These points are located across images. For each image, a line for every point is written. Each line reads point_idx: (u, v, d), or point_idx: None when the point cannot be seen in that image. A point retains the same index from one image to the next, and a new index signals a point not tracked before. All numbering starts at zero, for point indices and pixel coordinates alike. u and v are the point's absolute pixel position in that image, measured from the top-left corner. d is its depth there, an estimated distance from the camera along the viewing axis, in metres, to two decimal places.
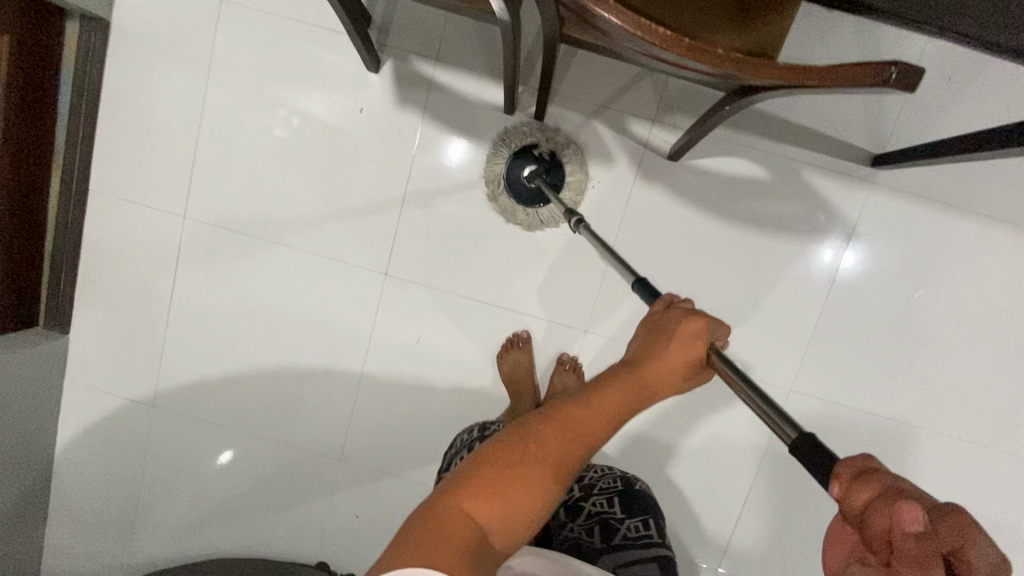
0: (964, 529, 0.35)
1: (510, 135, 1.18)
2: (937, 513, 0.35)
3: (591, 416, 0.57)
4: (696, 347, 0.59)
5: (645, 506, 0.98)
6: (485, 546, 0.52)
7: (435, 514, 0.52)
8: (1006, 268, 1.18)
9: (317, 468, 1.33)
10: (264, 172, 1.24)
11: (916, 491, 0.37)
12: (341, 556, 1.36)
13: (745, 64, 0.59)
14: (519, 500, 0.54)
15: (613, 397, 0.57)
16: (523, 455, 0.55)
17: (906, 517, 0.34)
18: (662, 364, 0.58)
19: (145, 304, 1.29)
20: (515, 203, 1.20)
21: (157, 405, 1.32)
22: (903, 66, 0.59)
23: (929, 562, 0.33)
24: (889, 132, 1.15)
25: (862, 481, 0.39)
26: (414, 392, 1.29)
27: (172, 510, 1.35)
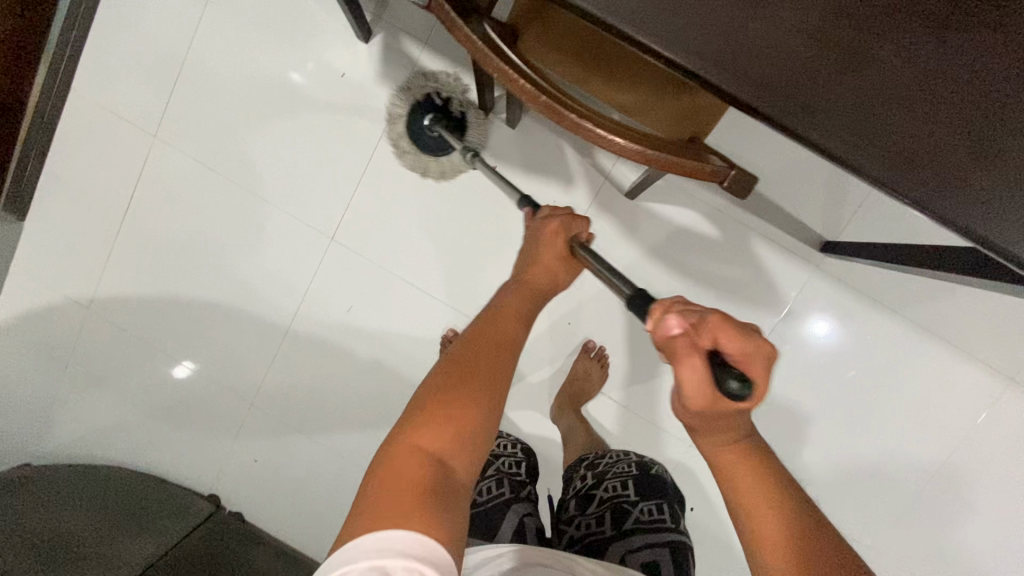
0: (721, 326, 0.48)
1: (413, 85, 1.19)
2: (702, 323, 0.49)
3: (504, 319, 0.60)
4: (560, 242, 0.74)
5: (659, 489, 0.97)
6: (447, 480, 0.50)
7: (391, 467, 0.49)
8: (924, 382, 1.19)
9: (227, 405, 1.37)
10: (239, 111, 1.26)
11: (694, 307, 0.50)
12: (233, 496, 1.40)
13: (592, 133, 0.57)
14: (470, 422, 0.52)
15: (517, 299, 0.64)
16: (466, 378, 0.54)
17: (670, 323, 0.49)
18: (541, 266, 0.70)
19: (102, 211, 1.32)
20: (422, 153, 1.21)
21: (92, 308, 1.36)
22: (735, 170, 0.66)
23: (687, 352, 0.48)
24: (847, 222, 1.14)
25: (656, 309, 0.52)
26: (336, 358, 1.33)
27: (86, 410, 1.39)
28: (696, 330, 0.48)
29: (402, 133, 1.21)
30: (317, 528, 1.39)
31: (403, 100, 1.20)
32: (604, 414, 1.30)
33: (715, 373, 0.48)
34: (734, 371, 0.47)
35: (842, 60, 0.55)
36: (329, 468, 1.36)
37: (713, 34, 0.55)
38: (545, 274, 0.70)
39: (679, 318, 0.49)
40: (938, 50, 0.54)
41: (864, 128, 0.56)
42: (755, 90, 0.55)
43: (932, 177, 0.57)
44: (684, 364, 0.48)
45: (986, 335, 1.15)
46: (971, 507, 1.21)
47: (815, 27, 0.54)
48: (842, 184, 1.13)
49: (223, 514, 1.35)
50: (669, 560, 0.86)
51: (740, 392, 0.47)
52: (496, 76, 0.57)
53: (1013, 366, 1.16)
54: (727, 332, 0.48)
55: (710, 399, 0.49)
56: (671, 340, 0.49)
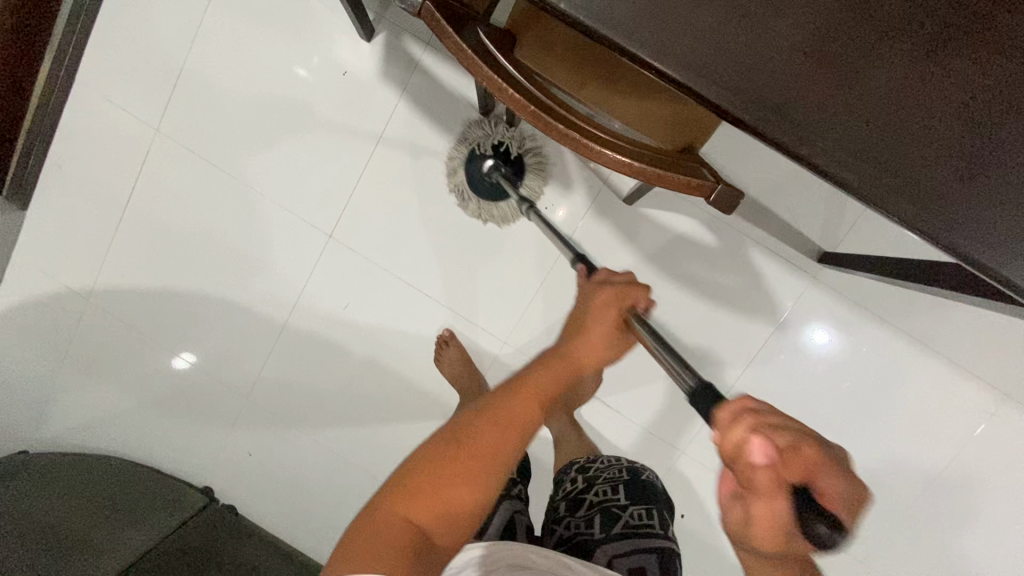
0: (812, 460, 0.44)
1: (472, 129, 1.19)
2: (793, 450, 0.44)
3: (525, 397, 0.59)
4: (613, 314, 0.66)
5: (648, 495, 0.97)
6: (427, 548, 0.50)
7: (375, 524, 0.50)
8: (917, 395, 1.18)
9: (223, 398, 1.38)
10: (240, 106, 1.26)
11: (783, 429, 0.45)
12: (225, 488, 1.41)
13: (580, 143, 0.57)
14: (458, 500, 0.53)
15: (546, 377, 0.61)
16: (467, 455, 0.54)
17: (752, 449, 0.45)
18: (585, 340, 0.64)
19: (103, 202, 1.33)
20: (483, 199, 1.21)
21: (91, 298, 1.37)
22: (721, 183, 0.64)
23: (769, 483, 0.44)
24: (844, 232, 1.14)
25: (734, 420, 0.47)
26: (331, 354, 1.34)
27: (83, 399, 1.40)
28: (785, 462, 0.44)
29: (463, 182, 1.21)
30: (307, 523, 1.39)
31: (462, 147, 1.20)
32: (596, 417, 1.29)
33: (805, 517, 0.43)
34: (828, 517, 0.42)
35: (834, 79, 0.55)
36: (321, 464, 1.37)
37: (703, 48, 0.55)
38: (591, 350, 0.64)
39: (765, 445, 0.44)
40: (925, 70, 0.55)
41: (861, 151, 0.56)
42: (748, 104, 0.55)
43: (929, 203, 0.56)
44: (764, 498, 0.44)
45: (981, 350, 1.15)
46: (961, 522, 1.21)
47: (803, 44, 0.55)
48: (840, 194, 1.13)
49: (215, 505, 1.37)
50: (656, 565, 0.86)
51: (829, 538, 0.43)
52: (485, 84, 0.57)
53: (1007, 382, 1.15)
54: (819, 468, 0.44)
55: (784, 537, 0.45)
56: (755, 471, 0.44)
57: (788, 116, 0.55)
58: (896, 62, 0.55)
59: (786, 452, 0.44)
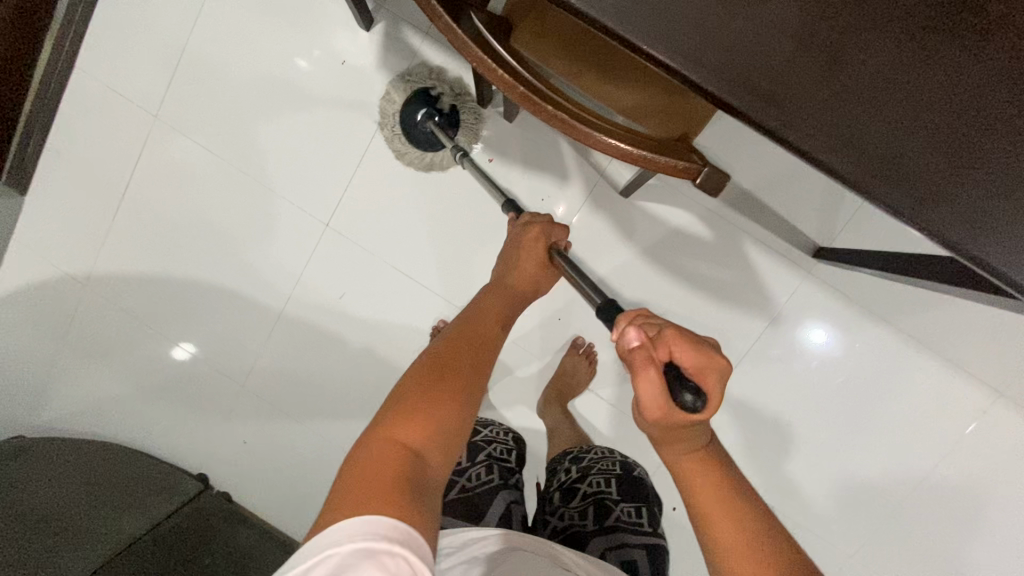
0: (678, 339, 0.51)
1: (412, 77, 1.20)
2: (659, 335, 0.52)
3: (484, 319, 0.66)
4: (541, 248, 0.80)
5: (640, 492, 0.97)
6: (423, 472, 0.50)
7: (367, 460, 0.49)
8: (910, 393, 1.19)
9: (219, 386, 1.38)
10: (239, 94, 1.26)
11: (657, 323, 0.53)
12: (220, 476, 1.42)
13: (570, 127, 0.57)
14: (446, 419, 0.54)
15: (493, 304, 0.69)
16: (447, 376, 0.56)
17: (629, 335, 0.52)
18: (521, 269, 0.77)
19: (101, 188, 1.34)
20: (409, 142, 1.20)
21: (89, 284, 1.37)
22: (709, 167, 0.64)
23: (643, 364, 0.50)
24: (840, 229, 1.14)
25: (620, 321, 0.55)
26: (327, 344, 1.34)
27: (80, 385, 1.41)
28: (655, 342, 0.51)
29: (393, 124, 1.20)
30: (301, 513, 1.40)
31: (399, 92, 1.20)
32: (591, 411, 1.30)
33: (671, 385, 0.50)
34: (692, 385, 0.50)
35: (824, 64, 0.55)
36: (316, 454, 1.38)
37: (696, 35, 0.55)
38: (524, 274, 0.77)
39: (639, 330, 0.52)
40: (916, 58, 0.55)
41: (849, 135, 0.56)
42: (739, 90, 0.55)
43: (917, 188, 0.56)
44: (642, 376, 0.50)
45: (976, 349, 1.15)
46: (951, 521, 1.21)
47: (794, 30, 0.55)
48: (837, 190, 1.13)
49: (210, 493, 1.37)
50: (645, 561, 0.85)
51: (694, 404, 0.49)
52: (477, 67, 0.58)
53: (1000, 381, 1.15)
54: (683, 344, 0.51)
55: (663, 412, 0.50)
56: (630, 351, 0.52)
57: (778, 99, 0.55)
58: (886, 46, 0.55)
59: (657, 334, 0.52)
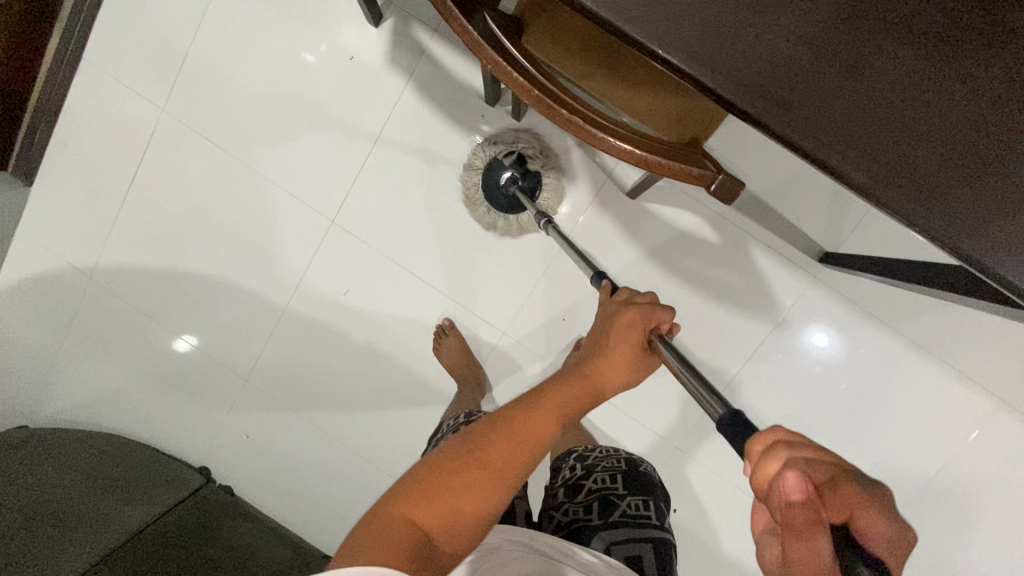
0: (857, 499, 0.38)
1: (499, 139, 1.20)
2: (826, 483, 0.39)
3: (544, 413, 0.59)
4: (636, 335, 0.68)
5: (645, 485, 0.97)
6: (431, 553, 0.50)
7: (382, 524, 0.50)
8: (914, 399, 1.18)
9: (222, 380, 1.39)
10: (246, 89, 1.26)
11: (819, 461, 0.40)
12: (223, 469, 1.42)
13: (584, 131, 0.57)
14: (471, 511, 0.53)
15: (561, 399, 0.61)
16: (479, 470, 0.54)
17: (789, 483, 0.38)
18: (609, 357, 0.66)
19: (107, 181, 1.34)
20: (493, 207, 1.21)
21: (94, 277, 1.37)
22: (722, 172, 0.64)
23: (812, 529, 0.37)
24: (848, 233, 1.13)
25: (764, 449, 0.44)
26: (331, 339, 1.34)
27: (84, 377, 1.41)
28: (824, 498, 0.38)
29: (476, 187, 1.21)
30: (304, 506, 1.40)
31: (483, 153, 1.19)
32: (594, 410, 1.30)
33: (844, 561, 0.37)
34: (873, 562, 0.36)
35: (839, 73, 0.55)
36: (318, 448, 1.38)
37: (711, 41, 0.55)
38: (614, 370, 0.66)
39: (801, 479, 0.38)
40: (933, 71, 0.55)
41: (864, 146, 0.55)
42: (755, 97, 0.55)
43: (932, 200, 0.56)
44: (803, 542, 0.37)
45: (981, 355, 1.15)
46: (954, 526, 1.21)
47: (809, 39, 0.55)
48: (844, 194, 1.12)
49: (212, 486, 1.38)
50: (652, 555, 0.86)
51: None
52: (490, 68, 0.57)
53: (1006, 387, 1.15)
54: (864, 508, 0.38)
55: None
56: (790, 506, 0.38)
57: (794, 109, 0.55)
58: (900, 59, 0.55)
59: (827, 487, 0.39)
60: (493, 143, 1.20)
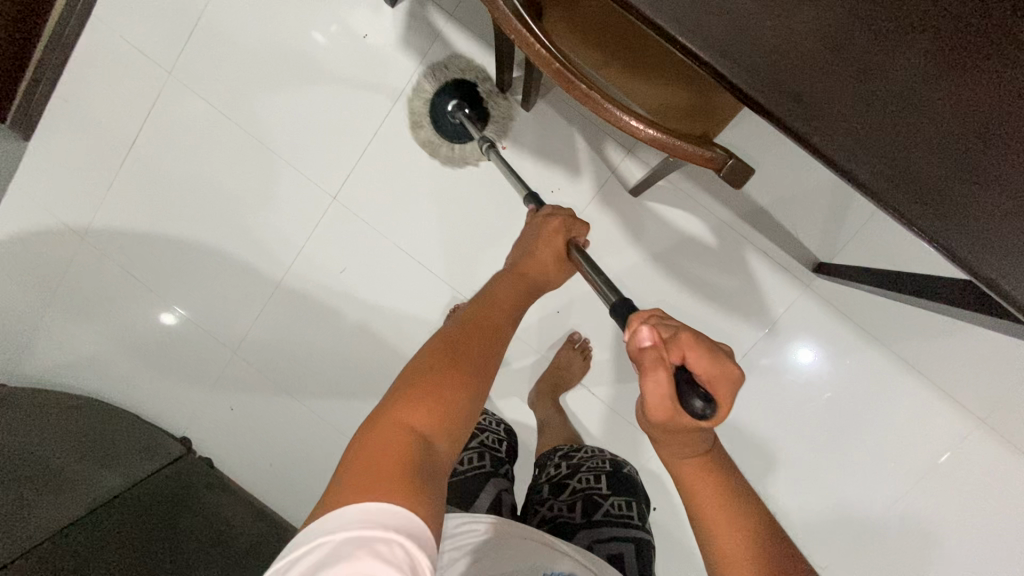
0: (692, 344, 0.49)
1: (452, 66, 1.19)
2: (671, 337, 0.50)
3: (495, 313, 0.63)
4: (558, 241, 0.77)
5: (629, 487, 0.98)
6: (431, 456, 0.50)
7: (378, 433, 0.49)
8: (895, 413, 1.21)
9: (210, 350, 1.37)
10: (256, 59, 1.25)
11: (667, 324, 0.52)
12: (203, 441, 1.41)
13: (598, 107, 0.58)
14: (452, 405, 0.53)
15: (506, 295, 0.67)
16: (448, 369, 0.54)
17: (639, 334, 0.51)
18: (538, 261, 0.75)
19: (107, 141, 1.32)
20: (439, 134, 1.21)
21: (87, 237, 1.36)
22: (735, 159, 0.65)
23: (653, 365, 0.49)
24: (842, 245, 1.15)
25: (632, 320, 0.53)
26: (323, 316, 1.34)
27: (68, 339, 1.39)
28: (668, 345, 0.50)
29: (424, 110, 1.21)
30: (282, 484, 1.39)
31: (434, 80, 1.20)
32: (581, 405, 1.30)
33: (679, 387, 0.49)
34: (699, 389, 0.49)
35: (851, 72, 0.56)
36: (302, 426, 1.37)
37: (732, 30, 0.56)
38: (541, 269, 0.75)
39: (651, 331, 0.51)
40: (947, 88, 0.56)
41: (869, 145, 0.57)
42: (769, 90, 0.56)
43: (933, 203, 0.57)
44: (651, 375, 0.49)
45: (964, 375, 1.16)
46: (927, 541, 1.23)
47: (830, 44, 0.56)
48: (842, 207, 1.14)
49: (192, 457, 1.36)
50: (634, 554, 0.86)
51: (702, 408, 0.49)
52: (513, 38, 0.58)
53: (984, 407, 1.17)
54: (697, 351, 0.49)
55: (668, 409, 0.50)
56: (641, 350, 0.51)
57: (805, 103, 0.56)
58: (905, 61, 0.56)
59: (671, 339, 0.50)
60: (445, 68, 1.19)
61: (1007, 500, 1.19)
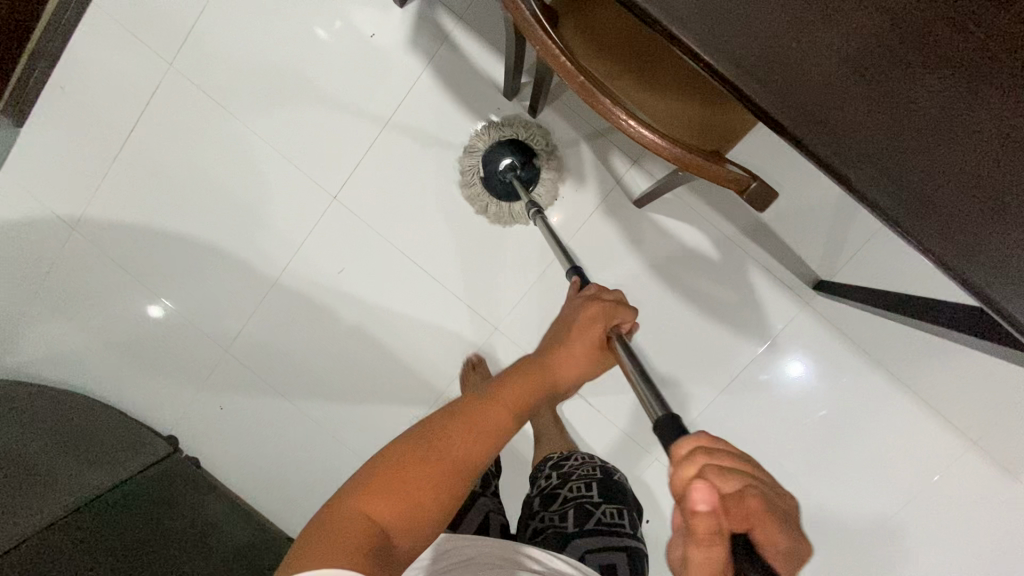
0: (759, 514, 0.41)
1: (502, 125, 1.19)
2: (735, 503, 0.41)
3: (493, 406, 0.58)
4: (598, 331, 0.66)
5: (619, 496, 0.97)
6: (385, 550, 0.48)
7: (334, 518, 0.48)
8: (888, 432, 1.21)
9: (201, 348, 1.35)
10: (260, 54, 1.23)
11: (730, 479, 0.42)
12: (190, 439, 1.38)
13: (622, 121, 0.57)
14: (417, 499, 0.51)
15: (520, 386, 0.61)
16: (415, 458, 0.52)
17: (695, 494, 0.40)
18: (569, 350, 0.65)
19: (103, 130, 1.29)
20: (489, 194, 1.21)
21: (78, 228, 1.33)
22: (756, 180, 0.64)
23: (709, 540, 0.40)
24: (843, 263, 1.16)
25: (688, 461, 0.44)
26: (319, 317, 1.32)
27: (54, 331, 1.35)
28: (728, 511, 0.40)
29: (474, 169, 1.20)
30: (270, 485, 1.36)
31: (484, 138, 1.19)
32: (577, 415, 1.30)
33: (737, 563, 0.40)
34: (763, 571, 0.40)
35: (874, 94, 0.56)
36: (292, 428, 1.35)
37: (756, 47, 0.56)
38: (575, 362, 0.65)
39: (710, 492, 0.40)
40: (969, 104, 0.55)
41: (887, 167, 0.57)
42: (789, 110, 0.57)
43: (947, 226, 0.58)
44: (703, 549, 0.40)
45: (958, 397, 1.17)
46: (916, 560, 1.23)
47: (848, 61, 0.56)
48: (844, 226, 1.14)
49: (178, 457, 1.33)
50: (626, 563, 0.85)
51: None
52: (535, 47, 0.58)
53: (977, 428, 1.18)
54: (765, 523, 0.41)
55: None
56: (694, 516, 0.40)
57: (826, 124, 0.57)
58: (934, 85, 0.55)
59: (733, 500, 0.41)
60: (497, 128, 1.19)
61: (995, 522, 1.20)
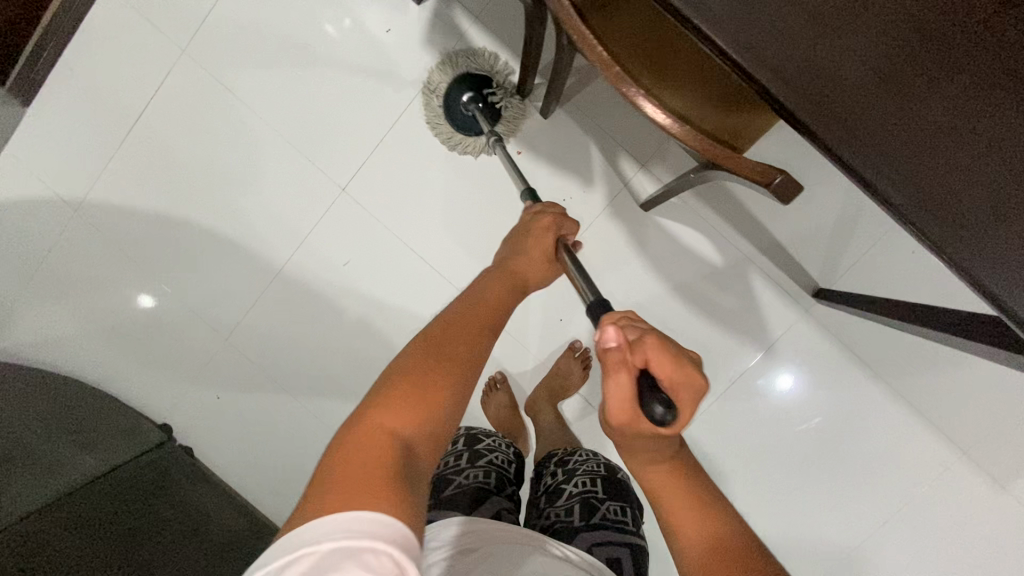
0: (656, 349, 0.51)
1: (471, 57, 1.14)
2: (637, 342, 0.52)
3: (478, 316, 0.62)
4: (548, 240, 0.77)
5: (623, 492, 0.97)
6: (412, 459, 0.48)
7: (358, 440, 0.47)
8: (882, 439, 1.23)
9: (201, 335, 1.34)
10: (274, 44, 1.24)
11: (635, 327, 0.54)
12: (185, 428, 1.36)
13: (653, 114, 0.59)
14: (434, 412, 0.52)
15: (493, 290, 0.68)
16: (425, 371, 0.53)
17: (605, 335, 0.53)
18: (526, 256, 0.76)
19: (112, 113, 1.29)
20: (449, 121, 1.16)
21: (81, 210, 1.31)
22: (784, 176, 0.62)
23: (616, 367, 0.51)
24: (843, 272, 1.18)
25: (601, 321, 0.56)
26: (321, 308, 1.31)
27: (51, 313, 1.34)
28: (632, 348, 0.52)
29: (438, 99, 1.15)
30: (265, 476, 1.35)
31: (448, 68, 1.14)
32: (578, 415, 1.30)
33: (642, 392, 0.51)
34: (662, 395, 0.51)
35: (887, 97, 0.59)
36: (290, 419, 1.34)
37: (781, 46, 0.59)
38: (532, 264, 0.76)
39: (617, 333, 0.52)
40: (971, 115, 0.59)
41: (898, 166, 0.59)
42: (808, 103, 0.59)
43: (953, 226, 0.59)
44: (612, 376, 0.52)
45: (953, 407, 1.19)
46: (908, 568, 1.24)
47: (866, 64, 0.59)
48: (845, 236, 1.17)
49: (172, 446, 1.31)
50: (630, 559, 0.85)
51: (663, 415, 0.50)
52: (574, 37, 0.59)
53: (971, 440, 1.19)
54: (663, 358, 0.51)
55: (631, 412, 0.52)
56: (606, 351, 0.52)
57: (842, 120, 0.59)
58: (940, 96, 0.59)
59: (635, 343, 0.52)
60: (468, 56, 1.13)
61: (985, 532, 1.21)
